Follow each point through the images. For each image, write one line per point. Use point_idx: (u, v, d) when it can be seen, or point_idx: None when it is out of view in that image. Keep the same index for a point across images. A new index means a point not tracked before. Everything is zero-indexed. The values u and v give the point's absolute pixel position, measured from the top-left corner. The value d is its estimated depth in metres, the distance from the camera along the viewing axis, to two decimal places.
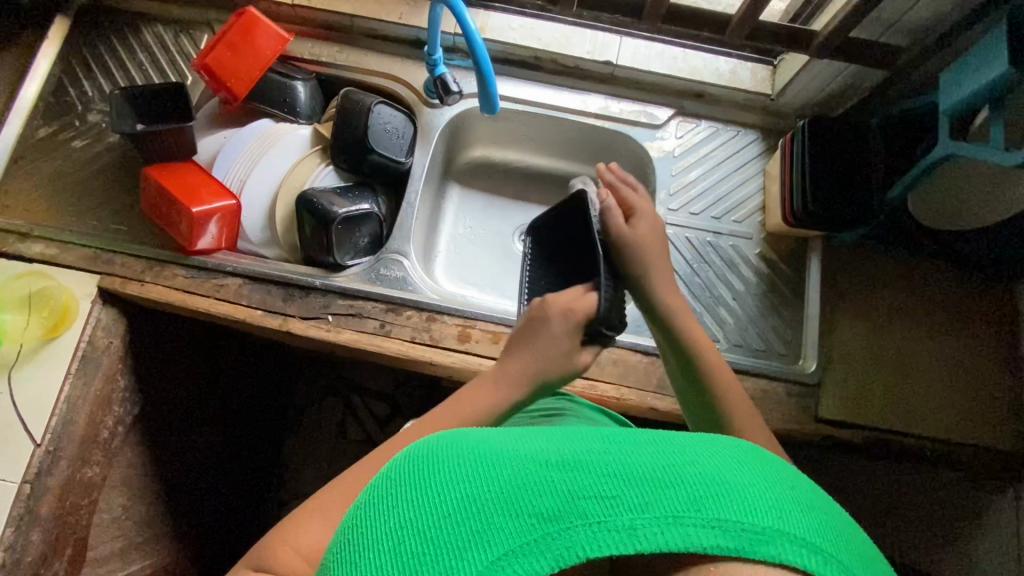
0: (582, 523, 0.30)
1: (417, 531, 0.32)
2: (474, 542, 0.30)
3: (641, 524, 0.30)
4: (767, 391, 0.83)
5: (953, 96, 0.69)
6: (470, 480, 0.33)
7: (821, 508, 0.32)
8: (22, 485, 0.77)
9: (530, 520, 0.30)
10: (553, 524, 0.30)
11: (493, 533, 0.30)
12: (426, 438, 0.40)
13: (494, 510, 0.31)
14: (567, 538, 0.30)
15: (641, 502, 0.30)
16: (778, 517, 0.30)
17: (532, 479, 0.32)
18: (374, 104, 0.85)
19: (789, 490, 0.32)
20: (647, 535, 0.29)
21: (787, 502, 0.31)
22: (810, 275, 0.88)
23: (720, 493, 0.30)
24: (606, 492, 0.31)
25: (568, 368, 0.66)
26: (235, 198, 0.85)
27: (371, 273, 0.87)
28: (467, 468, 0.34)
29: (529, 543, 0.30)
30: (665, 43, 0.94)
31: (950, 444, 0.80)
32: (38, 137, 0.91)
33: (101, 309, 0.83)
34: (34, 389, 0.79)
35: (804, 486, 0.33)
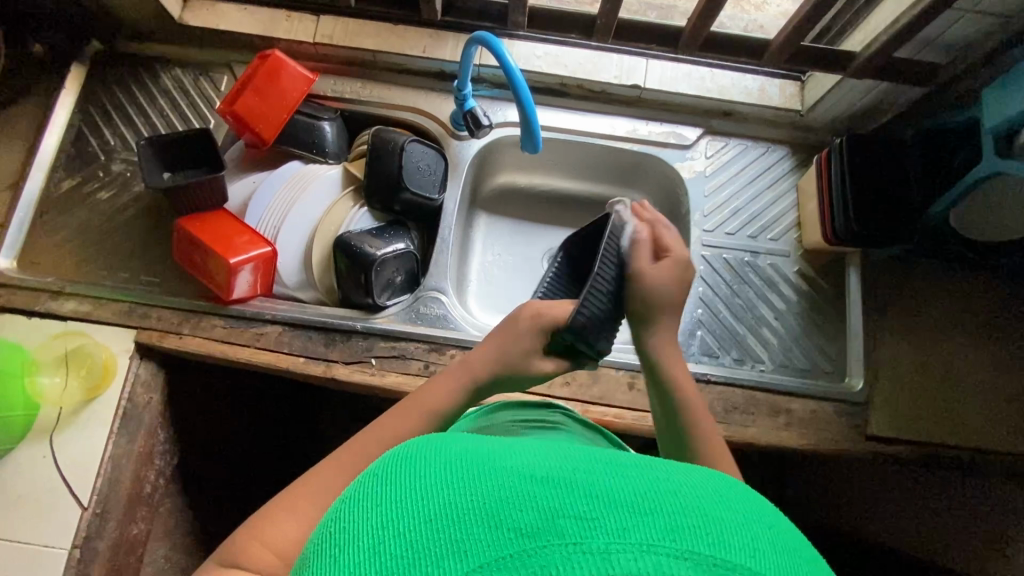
0: (557, 542, 0.26)
1: (394, 533, 0.28)
2: (447, 551, 0.27)
3: (616, 549, 0.25)
4: (817, 411, 0.82)
5: (997, 114, 0.68)
6: (451, 485, 0.29)
7: (808, 559, 0.28)
8: (72, 551, 0.75)
9: (507, 535, 0.26)
10: (529, 541, 0.26)
11: (467, 543, 0.27)
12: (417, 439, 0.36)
13: (471, 520, 0.27)
14: (540, 556, 0.26)
15: (620, 526, 0.26)
16: (751, 558, 0.26)
17: (512, 491, 0.28)
18: (407, 143, 0.84)
19: (767, 531, 0.28)
20: (621, 562, 0.25)
21: (763, 545, 0.27)
22: (851, 291, 0.88)
23: (699, 525, 0.26)
24: (587, 511, 0.27)
25: (525, 372, 0.66)
26: (270, 245, 0.84)
27: (411, 312, 0.86)
28: (452, 472, 0.30)
29: (502, 561, 0.26)
30: (691, 63, 0.94)
31: (1000, 454, 0.80)
32: (61, 190, 0.89)
33: (139, 365, 0.82)
34: (79, 451, 0.78)
35: (783, 532, 0.29)
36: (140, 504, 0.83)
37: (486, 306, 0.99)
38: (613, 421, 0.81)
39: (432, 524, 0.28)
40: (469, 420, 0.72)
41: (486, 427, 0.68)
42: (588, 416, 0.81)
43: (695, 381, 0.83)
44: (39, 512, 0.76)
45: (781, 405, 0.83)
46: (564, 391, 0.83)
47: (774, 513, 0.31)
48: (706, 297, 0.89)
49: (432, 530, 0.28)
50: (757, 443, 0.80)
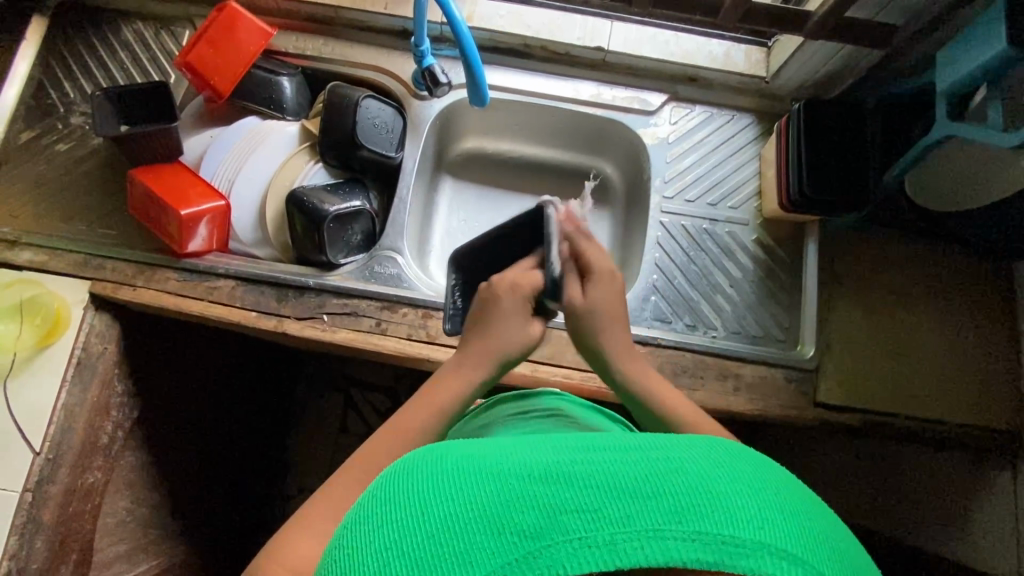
0: (563, 539, 0.29)
1: (402, 552, 0.31)
2: (457, 563, 0.30)
3: (621, 539, 0.29)
4: (767, 377, 0.83)
5: (951, 76, 0.68)
6: (456, 496, 0.32)
7: (798, 513, 0.32)
8: (23, 494, 0.76)
9: (512, 538, 0.30)
10: (535, 543, 0.29)
11: (477, 552, 0.30)
12: (414, 450, 0.39)
13: (479, 529, 0.30)
14: (548, 556, 0.29)
15: (623, 517, 0.30)
16: (757, 528, 0.30)
17: (516, 495, 0.31)
18: (362, 99, 0.83)
19: (773, 497, 0.32)
20: (626, 551, 0.29)
21: (768, 510, 0.31)
22: (808, 260, 0.88)
23: (700, 504, 0.30)
24: (588, 505, 0.30)
25: (526, 342, 0.66)
26: (224, 199, 0.84)
27: (365, 270, 0.86)
28: (454, 483, 0.33)
29: (513, 564, 0.29)
30: (657, 27, 0.92)
31: (948, 424, 0.80)
32: (20, 142, 0.89)
33: (94, 315, 0.83)
34: (32, 397, 0.79)
35: (786, 488, 0.34)
36: (96, 454, 0.85)
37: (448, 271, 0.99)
38: (563, 382, 0.81)
39: (439, 539, 0.31)
40: (475, 418, 0.75)
41: (485, 424, 0.71)
42: (537, 376, 0.82)
43: (644, 344, 0.83)
44: None
45: (731, 370, 0.83)
46: None
47: (769, 470, 0.35)
48: (662, 264, 0.89)
49: (440, 544, 0.30)
50: (705, 406, 0.81)
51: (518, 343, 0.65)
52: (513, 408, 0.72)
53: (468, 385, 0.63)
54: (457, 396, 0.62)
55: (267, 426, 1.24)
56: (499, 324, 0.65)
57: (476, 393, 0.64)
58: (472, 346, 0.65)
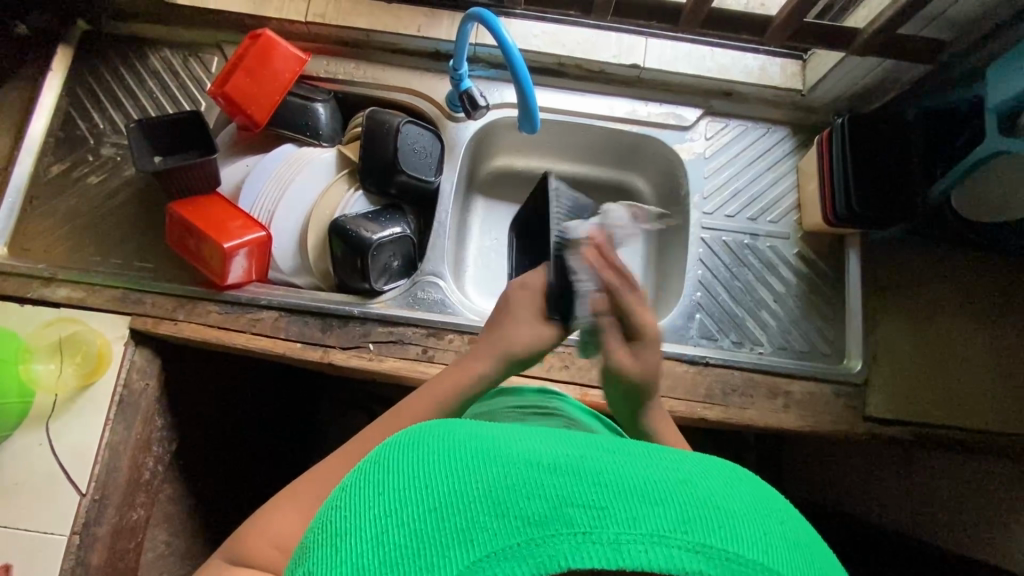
0: (568, 532, 0.28)
1: (399, 521, 0.30)
2: (457, 540, 0.29)
3: (627, 539, 0.28)
4: (816, 393, 0.82)
5: (999, 94, 0.68)
6: (461, 473, 0.31)
7: (801, 544, 0.31)
8: (71, 537, 0.75)
9: (515, 523, 0.29)
10: (538, 530, 0.29)
11: (478, 531, 0.29)
12: (417, 424, 0.38)
13: (481, 508, 0.30)
14: (550, 546, 0.28)
15: (629, 517, 0.29)
16: (762, 552, 0.29)
17: (522, 481, 0.30)
18: (402, 124, 0.82)
19: (779, 526, 0.31)
20: (631, 552, 0.28)
21: (773, 538, 0.30)
22: (851, 272, 0.87)
23: (708, 516, 0.29)
24: (595, 502, 0.29)
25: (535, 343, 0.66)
26: (265, 229, 0.83)
27: (408, 297, 0.85)
28: (457, 459, 0.32)
29: (513, 548, 0.28)
30: (691, 43, 0.92)
31: (995, 435, 0.80)
32: (51, 175, 0.87)
33: (135, 351, 0.81)
34: (76, 437, 0.77)
35: (791, 522, 0.32)
36: (139, 491, 0.83)
37: (485, 291, 0.98)
38: (613, 404, 0.81)
39: (439, 514, 0.30)
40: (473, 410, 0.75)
41: (481, 412, 0.69)
42: (587, 399, 0.81)
43: (693, 364, 0.83)
44: (37, 497, 0.76)
45: (781, 387, 0.82)
46: (564, 375, 0.82)
47: (776, 498, 0.34)
48: (705, 280, 0.89)
49: (440, 519, 0.30)
50: (756, 425, 0.80)
51: (524, 345, 0.65)
52: (512, 401, 0.72)
53: (467, 377, 0.64)
54: (450, 388, 0.64)
55: (299, 451, 1.22)
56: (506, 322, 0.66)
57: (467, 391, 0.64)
58: (485, 338, 0.67)
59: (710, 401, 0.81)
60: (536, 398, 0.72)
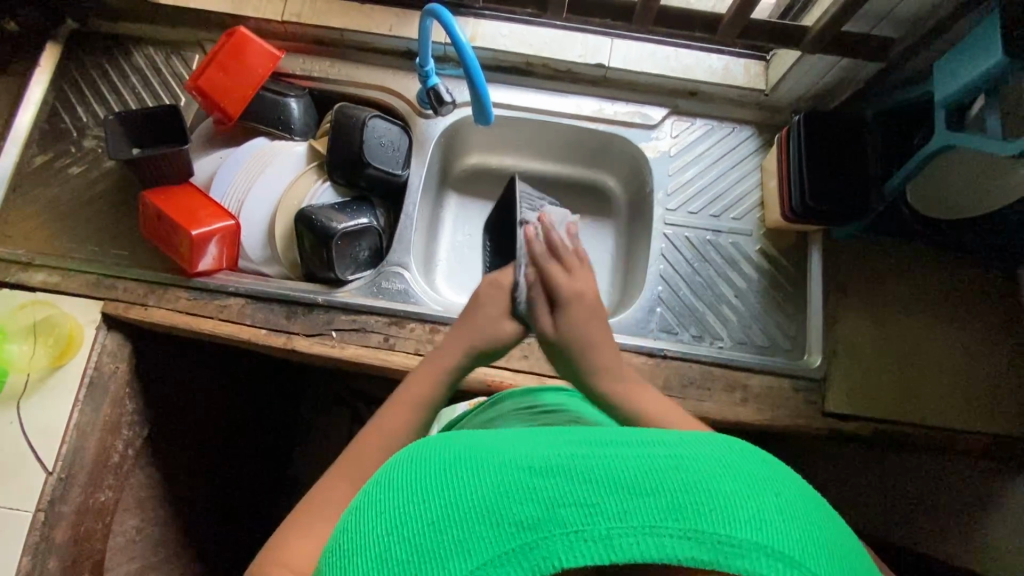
0: (560, 532, 0.30)
1: (403, 537, 0.32)
2: (457, 550, 0.31)
3: (617, 533, 0.30)
4: (774, 387, 0.83)
5: (948, 88, 0.69)
6: (459, 487, 0.33)
7: (798, 513, 0.33)
8: (36, 514, 0.77)
9: (510, 529, 0.31)
10: (533, 534, 0.30)
11: (475, 543, 0.31)
12: (421, 439, 0.40)
13: (477, 518, 0.31)
14: (545, 547, 0.30)
15: (620, 512, 0.30)
16: (755, 529, 0.31)
17: (515, 487, 0.32)
18: (369, 118, 0.85)
19: (773, 499, 0.33)
20: (621, 545, 0.30)
21: (767, 512, 0.32)
22: (812, 269, 0.88)
23: (700, 502, 0.31)
24: (585, 500, 0.31)
25: (500, 335, 0.68)
26: (234, 219, 0.85)
27: (372, 286, 0.87)
28: (456, 472, 0.34)
29: (510, 553, 0.30)
30: (656, 43, 0.94)
31: (957, 432, 0.80)
32: (34, 165, 0.91)
33: (106, 335, 0.84)
34: (45, 417, 0.79)
35: (788, 491, 0.34)
36: (107, 473, 0.85)
37: (455, 285, 1.00)
38: None
39: (438, 526, 0.32)
40: (477, 414, 0.75)
41: (490, 419, 0.69)
42: None
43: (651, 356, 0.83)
44: (5, 474, 0.78)
45: (739, 380, 0.83)
46: (523, 364, 0.84)
47: (771, 467, 0.35)
48: (668, 275, 0.90)
49: (439, 531, 0.31)
50: (714, 417, 0.81)
51: (491, 338, 0.67)
52: (520, 404, 0.71)
53: (442, 371, 0.65)
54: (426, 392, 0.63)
55: (276, 444, 1.24)
56: (467, 318, 0.68)
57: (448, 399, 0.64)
58: (455, 329, 0.68)
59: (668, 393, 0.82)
60: (544, 397, 0.71)
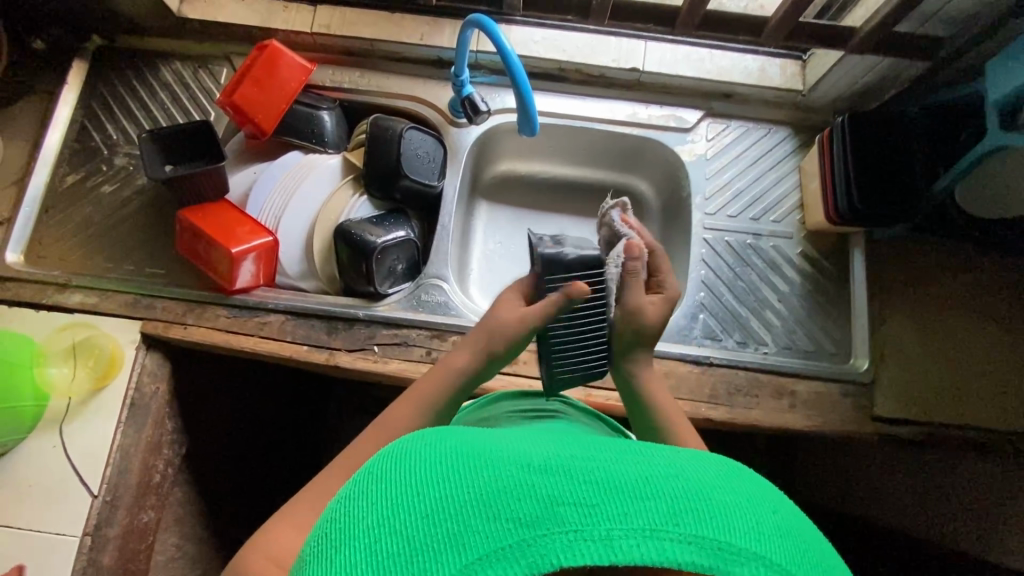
0: (559, 531, 0.29)
1: (394, 528, 0.31)
2: (451, 545, 0.29)
3: (617, 535, 0.29)
4: (822, 392, 0.82)
5: (1003, 87, 0.67)
6: (454, 481, 0.32)
7: (792, 529, 0.33)
8: (83, 539, 0.76)
9: (506, 525, 0.30)
10: (530, 531, 0.29)
11: (470, 536, 0.30)
12: (410, 434, 0.39)
13: (473, 512, 0.30)
14: (543, 545, 0.29)
15: (621, 514, 0.30)
16: (752, 539, 0.30)
17: (514, 484, 0.31)
18: (405, 130, 0.84)
19: (767, 513, 0.33)
20: (623, 547, 0.29)
21: (763, 525, 0.32)
22: (855, 270, 0.87)
23: (698, 509, 0.30)
24: (586, 500, 0.30)
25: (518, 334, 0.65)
26: (272, 234, 0.85)
27: (412, 299, 0.86)
28: (451, 467, 0.33)
29: (506, 550, 0.29)
30: (690, 45, 0.93)
31: (1008, 434, 0.79)
32: (66, 185, 0.90)
33: (146, 355, 0.83)
34: (89, 440, 0.79)
35: (778, 508, 0.34)
36: (150, 493, 0.84)
37: (489, 295, 0.99)
38: (616, 405, 0.81)
39: (433, 520, 0.30)
40: (466, 414, 0.73)
41: (486, 419, 0.68)
42: (591, 401, 0.81)
43: (697, 364, 0.83)
44: (52, 499, 0.77)
45: (786, 386, 0.82)
46: None
47: (763, 484, 0.36)
48: (709, 281, 0.89)
49: (432, 524, 0.30)
50: (762, 425, 0.80)
51: (508, 335, 0.65)
52: (513, 406, 0.70)
53: (454, 365, 0.64)
54: (443, 381, 0.64)
55: (308, 458, 1.23)
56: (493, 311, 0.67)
57: (460, 379, 0.64)
58: (473, 331, 0.67)
59: (715, 401, 0.81)
60: (538, 401, 0.71)
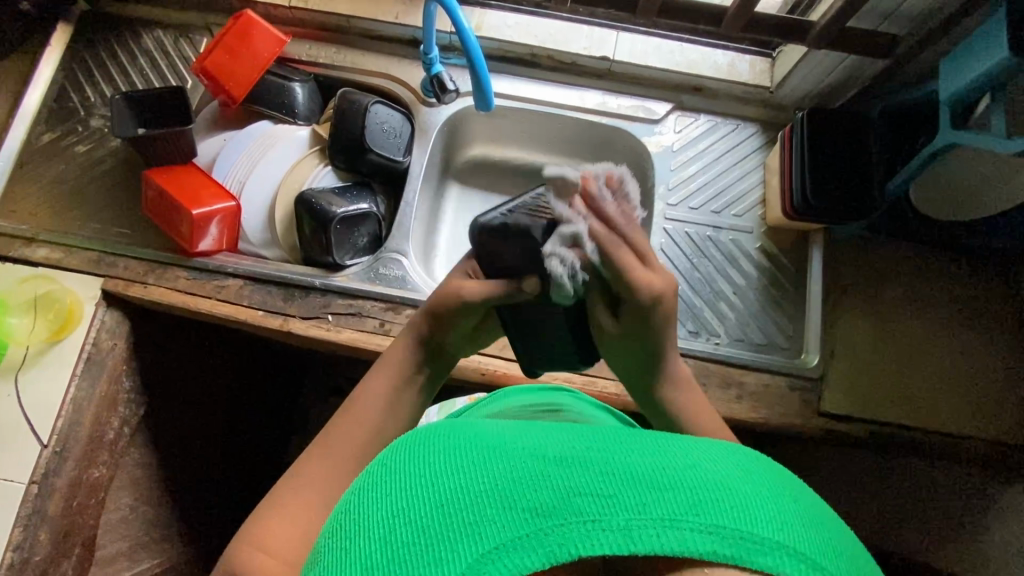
0: (577, 520, 0.31)
1: (407, 519, 0.32)
2: (469, 533, 0.31)
3: (636, 524, 0.30)
4: (770, 385, 0.82)
5: (952, 85, 0.68)
6: (472, 471, 0.34)
7: (820, 524, 0.33)
8: (29, 486, 0.77)
9: (524, 514, 0.31)
10: (546, 520, 0.31)
11: (486, 525, 0.31)
12: (424, 426, 0.42)
13: (489, 503, 0.32)
14: (561, 534, 0.30)
15: (637, 503, 0.31)
16: (777, 530, 0.31)
17: (530, 475, 0.33)
18: (371, 104, 0.86)
19: (790, 503, 0.33)
20: (641, 536, 0.30)
21: (789, 516, 0.32)
22: (812, 269, 0.87)
23: (717, 499, 0.31)
24: (602, 491, 0.32)
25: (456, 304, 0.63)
26: (235, 200, 0.86)
27: (370, 272, 0.87)
28: (469, 458, 0.35)
29: (524, 538, 0.30)
30: (662, 38, 0.94)
31: (954, 437, 0.79)
32: (42, 143, 0.92)
33: (105, 312, 0.84)
34: (42, 390, 0.80)
35: (801, 497, 0.34)
36: (102, 448, 0.85)
37: None
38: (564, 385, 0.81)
39: (447, 511, 0.32)
40: (479, 406, 0.73)
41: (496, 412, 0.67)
42: (539, 380, 0.82)
43: None
44: (1, 446, 0.78)
45: (734, 377, 0.82)
46: (517, 355, 0.83)
47: (786, 478, 0.36)
48: (666, 270, 0.89)
49: (446, 515, 0.32)
50: None
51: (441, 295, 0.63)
52: (525, 400, 0.70)
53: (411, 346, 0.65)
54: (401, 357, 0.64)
55: (272, 430, 1.24)
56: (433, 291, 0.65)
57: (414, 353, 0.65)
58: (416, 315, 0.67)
59: None
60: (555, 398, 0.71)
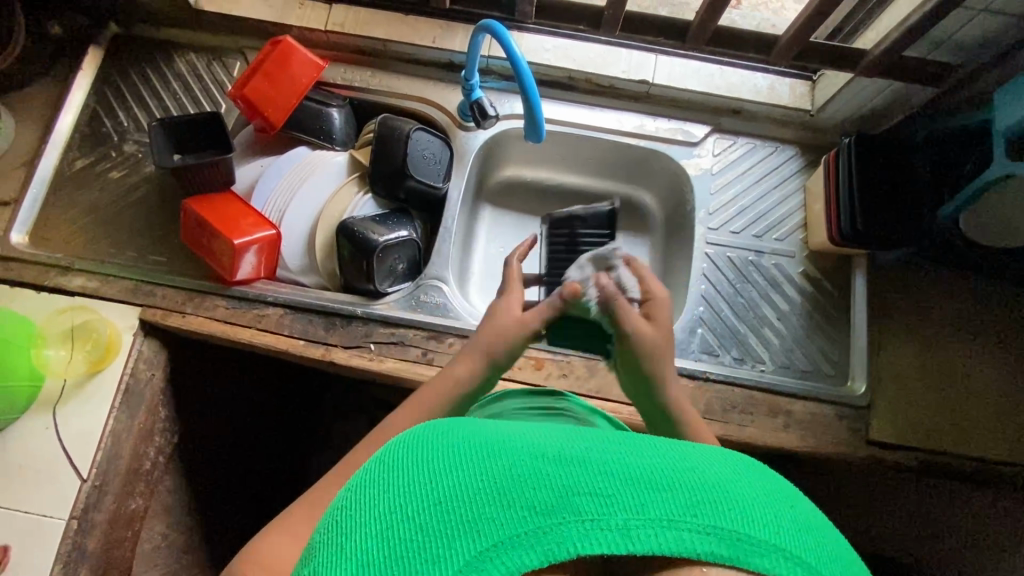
0: (575, 520, 0.28)
1: (404, 514, 0.30)
2: (463, 532, 0.28)
3: (634, 525, 0.28)
4: (817, 413, 0.81)
5: (1011, 113, 0.67)
6: (470, 467, 0.31)
7: (816, 528, 0.30)
8: (69, 522, 0.76)
9: (521, 513, 0.28)
10: (545, 519, 0.28)
11: (484, 523, 0.28)
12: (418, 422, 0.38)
13: (485, 501, 0.29)
14: (559, 533, 0.28)
15: (639, 504, 0.28)
16: (774, 533, 0.28)
17: (527, 471, 0.30)
18: (412, 131, 0.85)
19: (788, 508, 0.30)
20: (639, 537, 0.27)
21: (785, 519, 0.29)
22: (856, 294, 0.86)
23: (718, 501, 0.28)
24: (600, 489, 0.29)
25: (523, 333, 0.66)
26: (275, 228, 0.85)
27: (411, 299, 0.86)
28: (464, 454, 0.32)
29: (520, 536, 0.28)
30: (701, 61, 0.93)
31: (1006, 466, 0.78)
32: (74, 169, 0.91)
33: (143, 342, 0.83)
34: (81, 423, 0.79)
35: (800, 505, 0.31)
36: (139, 479, 0.84)
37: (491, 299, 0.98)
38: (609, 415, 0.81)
39: (444, 507, 0.29)
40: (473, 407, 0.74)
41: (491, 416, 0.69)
42: None
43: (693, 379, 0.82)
44: (40, 480, 0.77)
45: (782, 406, 0.81)
46: (561, 384, 0.82)
47: (782, 486, 0.32)
48: (709, 295, 0.89)
49: (444, 511, 0.29)
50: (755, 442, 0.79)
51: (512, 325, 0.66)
52: (517, 404, 0.71)
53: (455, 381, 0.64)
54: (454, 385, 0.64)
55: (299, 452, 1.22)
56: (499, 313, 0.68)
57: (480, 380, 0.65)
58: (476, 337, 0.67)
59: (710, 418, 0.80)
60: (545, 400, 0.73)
